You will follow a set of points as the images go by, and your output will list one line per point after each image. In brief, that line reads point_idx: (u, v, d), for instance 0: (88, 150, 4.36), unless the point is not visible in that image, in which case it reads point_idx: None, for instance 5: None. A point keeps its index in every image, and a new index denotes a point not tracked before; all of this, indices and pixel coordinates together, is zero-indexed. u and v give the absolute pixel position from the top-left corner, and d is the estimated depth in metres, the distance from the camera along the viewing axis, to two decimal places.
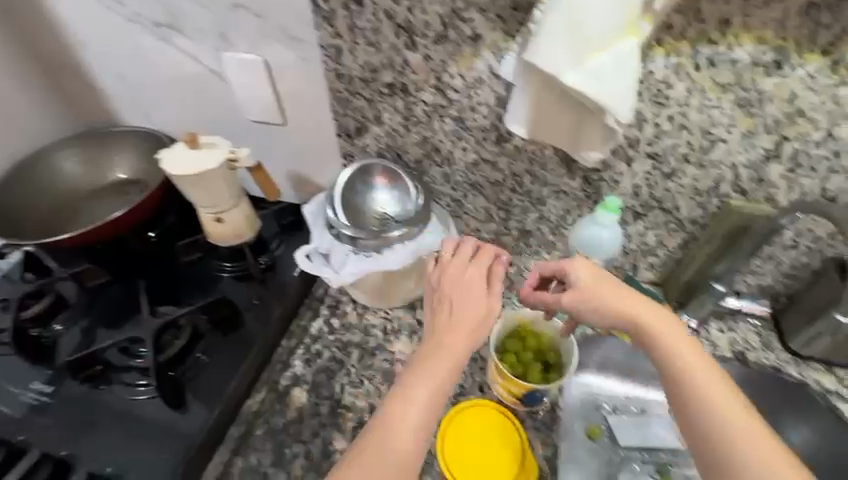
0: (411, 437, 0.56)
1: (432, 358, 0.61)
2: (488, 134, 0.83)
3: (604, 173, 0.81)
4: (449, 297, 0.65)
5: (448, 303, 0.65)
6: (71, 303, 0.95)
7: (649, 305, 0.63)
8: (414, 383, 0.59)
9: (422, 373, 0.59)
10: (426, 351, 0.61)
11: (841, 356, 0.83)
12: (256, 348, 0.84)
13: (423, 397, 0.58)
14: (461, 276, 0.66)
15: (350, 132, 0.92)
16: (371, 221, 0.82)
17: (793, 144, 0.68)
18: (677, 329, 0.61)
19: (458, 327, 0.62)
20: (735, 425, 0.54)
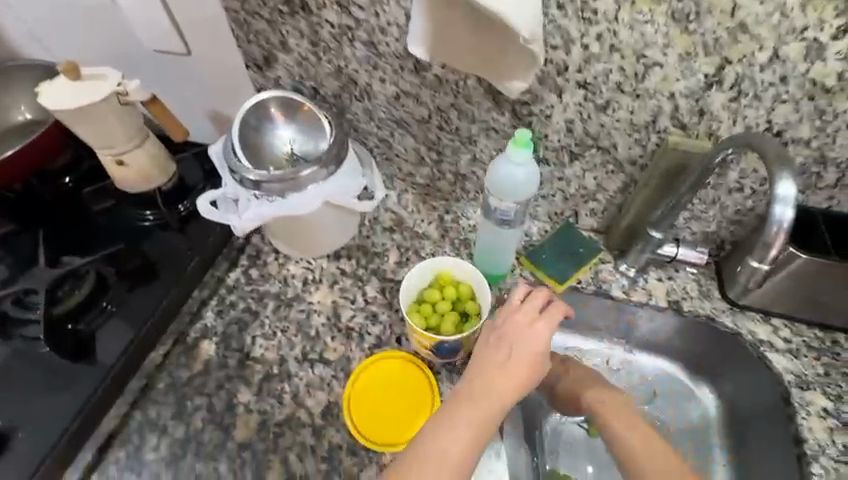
0: (418, 463, 0.60)
1: (496, 390, 0.64)
2: (405, 61, 0.73)
3: (534, 106, 0.72)
4: (521, 335, 0.66)
5: (511, 344, 0.66)
6: None
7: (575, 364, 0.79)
8: (474, 411, 0.63)
9: (477, 406, 0.63)
10: (489, 381, 0.64)
11: (780, 305, 0.78)
12: (164, 306, 0.79)
13: (482, 422, 0.63)
14: (528, 327, 0.66)
15: (258, 61, 0.81)
16: (274, 161, 0.75)
17: (735, 67, 0.60)
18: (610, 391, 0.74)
19: (512, 373, 0.65)
20: (649, 462, 0.67)
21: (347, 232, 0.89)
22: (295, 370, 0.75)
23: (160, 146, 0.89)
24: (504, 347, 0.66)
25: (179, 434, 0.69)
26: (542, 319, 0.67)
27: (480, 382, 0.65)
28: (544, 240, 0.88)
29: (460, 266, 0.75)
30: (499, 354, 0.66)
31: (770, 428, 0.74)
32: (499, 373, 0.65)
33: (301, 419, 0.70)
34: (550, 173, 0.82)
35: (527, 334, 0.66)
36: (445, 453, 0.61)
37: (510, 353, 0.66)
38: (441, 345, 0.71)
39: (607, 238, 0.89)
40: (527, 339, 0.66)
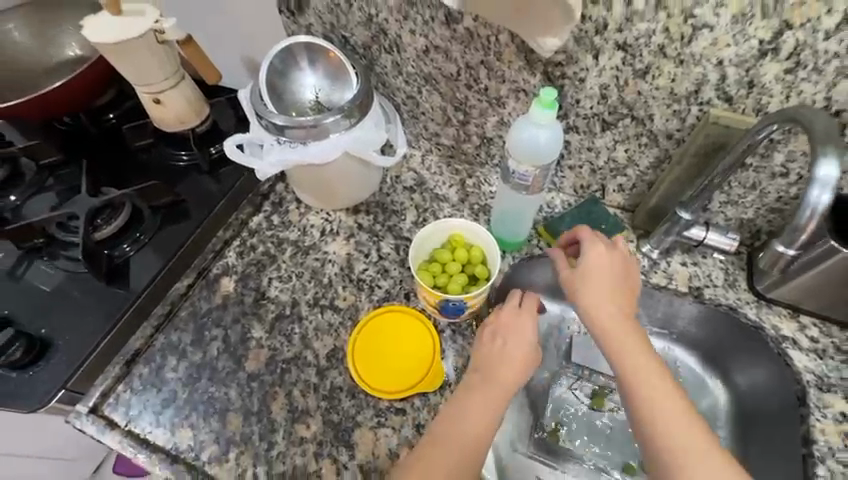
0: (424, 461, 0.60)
1: (501, 383, 0.64)
2: (437, 13, 0.71)
3: (568, 67, 0.68)
4: (517, 329, 0.67)
5: (507, 340, 0.67)
6: (27, 179, 0.94)
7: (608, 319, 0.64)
8: (475, 405, 0.62)
9: (477, 399, 0.63)
10: (493, 373, 0.64)
11: (812, 302, 0.73)
12: (192, 239, 0.86)
13: (490, 415, 0.62)
14: (514, 321, 0.68)
15: (291, 6, 0.81)
16: (299, 108, 0.76)
17: (795, 34, 0.54)
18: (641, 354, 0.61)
19: (507, 362, 0.65)
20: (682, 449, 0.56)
21: (367, 189, 0.89)
22: (305, 314, 0.78)
23: (193, 89, 0.92)
24: (500, 343, 0.67)
25: (196, 358, 0.74)
26: (526, 311, 0.69)
27: (482, 375, 0.65)
28: (565, 213, 0.86)
29: (473, 229, 0.75)
30: (495, 348, 0.66)
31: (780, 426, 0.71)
32: (501, 364, 0.65)
33: (307, 359, 0.73)
34: (579, 142, 0.78)
35: (516, 326, 0.67)
36: (459, 450, 0.60)
37: (506, 346, 0.66)
38: (446, 304, 0.71)
39: (633, 217, 0.85)
40: (521, 330, 0.67)
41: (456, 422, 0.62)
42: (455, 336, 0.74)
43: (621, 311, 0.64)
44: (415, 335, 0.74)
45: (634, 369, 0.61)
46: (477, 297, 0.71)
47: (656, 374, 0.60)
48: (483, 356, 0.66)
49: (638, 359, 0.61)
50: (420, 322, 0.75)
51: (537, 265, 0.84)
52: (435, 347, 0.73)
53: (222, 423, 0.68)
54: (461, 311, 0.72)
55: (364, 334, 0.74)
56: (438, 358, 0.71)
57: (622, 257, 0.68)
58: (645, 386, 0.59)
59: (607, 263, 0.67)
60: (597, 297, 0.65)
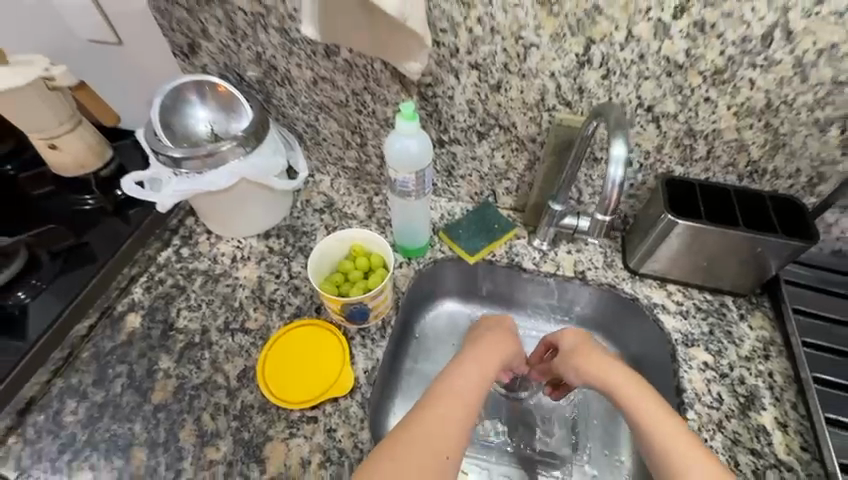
0: (423, 422, 0.58)
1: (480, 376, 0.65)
2: (316, 48, 0.78)
3: (436, 87, 0.78)
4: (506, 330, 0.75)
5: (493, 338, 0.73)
6: None
7: (579, 339, 0.74)
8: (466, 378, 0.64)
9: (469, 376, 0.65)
10: (476, 357, 0.67)
11: (675, 272, 0.84)
12: (97, 277, 0.83)
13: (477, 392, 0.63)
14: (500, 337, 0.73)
15: (184, 49, 0.86)
16: (197, 141, 0.80)
17: (600, 47, 0.65)
18: (627, 384, 0.65)
19: (491, 358, 0.69)
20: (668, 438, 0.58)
21: (275, 214, 0.93)
22: (215, 339, 0.78)
23: (95, 134, 0.94)
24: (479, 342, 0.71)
25: (98, 398, 0.72)
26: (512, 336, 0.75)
27: (471, 364, 0.66)
28: (463, 217, 0.94)
29: (370, 238, 0.81)
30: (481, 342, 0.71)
31: (664, 381, 0.78)
32: (489, 350, 0.70)
33: (217, 382, 0.73)
34: (464, 153, 0.87)
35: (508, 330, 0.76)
36: (445, 431, 0.57)
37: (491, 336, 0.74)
38: (348, 308, 0.75)
39: (523, 215, 0.94)
40: (505, 341, 0.73)
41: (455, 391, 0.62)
42: (365, 341, 0.77)
43: (596, 359, 0.70)
44: (324, 344, 0.77)
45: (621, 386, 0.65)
46: (374, 297, 0.75)
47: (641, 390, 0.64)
48: (480, 353, 0.69)
49: (606, 373, 0.67)
50: (329, 333, 0.78)
51: (442, 268, 0.92)
52: (344, 354, 0.75)
53: (126, 459, 0.67)
54: (365, 313, 0.76)
55: (273, 351, 0.76)
56: (347, 364, 0.74)
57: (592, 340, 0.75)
58: (647, 408, 0.62)
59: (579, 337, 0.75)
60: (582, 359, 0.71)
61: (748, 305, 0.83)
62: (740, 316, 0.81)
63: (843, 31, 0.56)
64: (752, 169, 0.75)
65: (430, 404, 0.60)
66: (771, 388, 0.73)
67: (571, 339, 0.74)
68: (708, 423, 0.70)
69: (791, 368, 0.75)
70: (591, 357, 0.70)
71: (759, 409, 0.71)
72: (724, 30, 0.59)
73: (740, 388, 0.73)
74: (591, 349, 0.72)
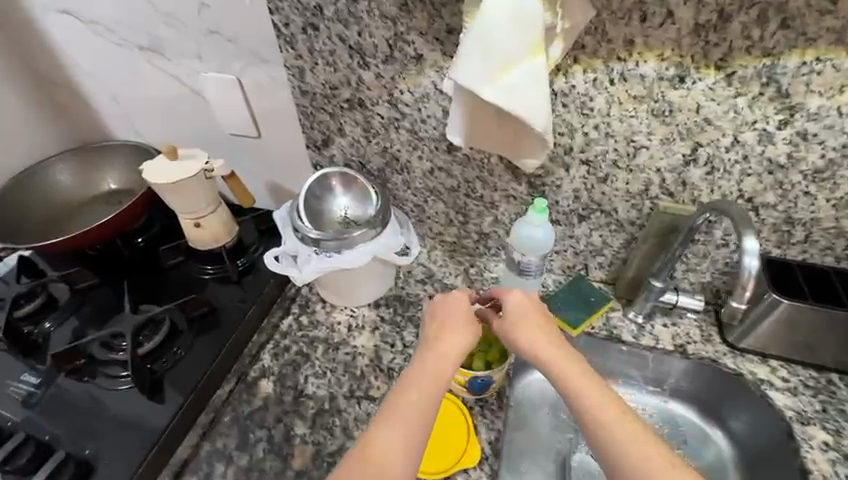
0: (390, 435, 0.60)
1: (433, 369, 0.66)
2: (440, 144, 0.90)
3: (546, 178, 0.88)
4: (454, 306, 0.74)
5: (449, 319, 0.72)
6: (72, 310, 1.02)
7: (523, 307, 0.73)
8: (417, 378, 0.65)
9: (420, 375, 0.66)
10: (431, 351, 0.68)
11: (775, 347, 0.87)
12: (231, 341, 0.92)
13: (428, 392, 0.64)
14: (448, 317, 0.72)
15: (317, 143, 1.00)
16: (330, 223, 0.91)
17: (706, 149, 0.74)
18: (574, 372, 0.65)
19: (442, 349, 0.68)
20: (605, 423, 0.60)
21: (384, 284, 1.01)
22: (343, 406, 0.84)
23: (225, 211, 1.06)
24: (438, 325, 0.72)
25: (243, 462, 0.78)
26: (466, 314, 0.73)
27: (427, 359, 0.68)
28: (558, 290, 1.00)
29: None
30: (436, 331, 0.71)
31: (779, 464, 0.80)
32: (440, 344, 0.69)
33: (351, 449, 0.78)
34: (562, 232, 0.95)
35: (458, 310, 0.73)
36: (402, 444, 0.60)
37: (446, 315, 0.73)
38: (472, 380, 0.80)
39: (615, 288, 1.00)
40: (455, 325, 0.71)
41: (408, 395, 0.63)
42: (484, 411, 0.82)
43: (535, 339, 0.69)
44: (451, 419, 0.81)
45: (566, 373, 0.65)
46: (496, 370, 0.80)
47: (587, 380, 0.64)
48: (436, 345, 0.69)
49: (549, 357, 0.67)
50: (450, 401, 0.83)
51: None
52: (468, 425, 0.80)
53: None
54: (485, 385, 0.81)
55: None
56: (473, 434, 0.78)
57: (541, 305, 0.74)
58: (588, 394, 0.63)
59: (508, 303, 0.73)
60: (529, 336, 0.70)
61: None
62: None
63: None
64: None
65: (386, 417, 0.62)
66: None
67: (515, 308, 0.73)
68: None
69: None
70: (528, 332, 0.70)
71: None
72: (825, 139, 0.68)
73: None
74: (530, 323, 0.71)
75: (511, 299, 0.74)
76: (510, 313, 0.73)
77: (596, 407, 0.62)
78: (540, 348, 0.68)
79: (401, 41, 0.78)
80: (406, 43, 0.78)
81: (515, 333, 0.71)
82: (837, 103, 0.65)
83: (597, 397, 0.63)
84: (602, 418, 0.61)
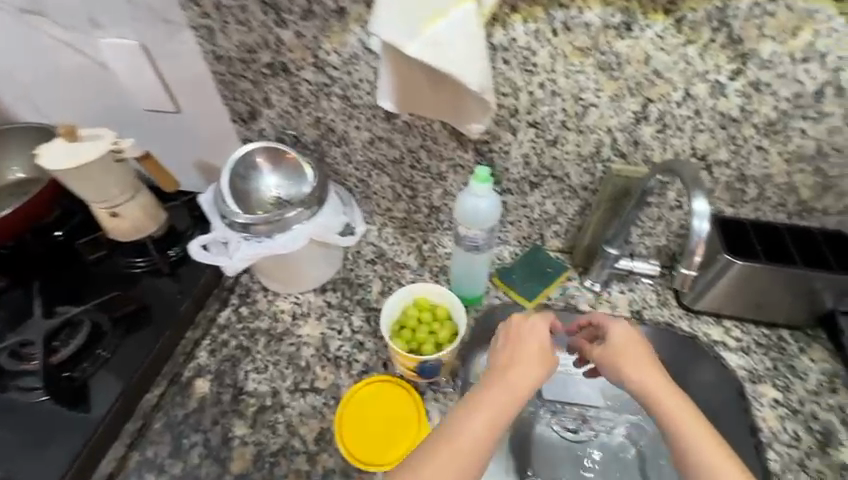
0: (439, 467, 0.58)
1: (500, 403, 0.62)
2: (377, 111, 0.82)
3: (493, 144, 0.81)
4: (535, 330, 0.68)
5: (523, 350, 0.66)
6: None
7: (626, 336, 0.69)
8: (479, 412, 0.61)
9: (488, 407, 0.61)
10: (501, 379, 0.64)
11: (730, 308, 0.85)
12: (162, 344, 0.83)
13: (495, 423, 0.61)
14: (527, 341, 0.67)
15: (243, 115, 0.89)
16: (261, 205, 0.82)
17: (657, 105, 0.69)
18: (671, 401, 0.63)
19: (508, 383, 0.63)
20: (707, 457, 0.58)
21: (330, 268, 0.94)
22: (287, 401, 0.79)
23: (150, 198, 0.95)
24: (516, 354, 0.66)
25: (177, 470, 0.73)
26: (531, 335, 0.67)
27: (491, 390, 0.63)
28: (514, 262, 0.96)
29: (435, 291, 0.83)
30: (506, 363, 0.66)
31: (732, 424, 0.78)
32: (512, 372, 0.64)
33: (295, 447, 0.73)
34: (515, 201, 0.90)
35: (540, 337, 0.67)
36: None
37: (529, 342, 0.67)
38: (420, 364, 0.76)
39: (571, 256, 0.96)
40: (528, 355, 0.66)
41: (468, 431, 0.60)
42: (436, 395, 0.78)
43: (641, 364, 0.66)
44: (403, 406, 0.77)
45: (664, 403, 0.63)
46: (446, 353, 0.76)
47: (684, 409, 0.62)
48: (504, 376, 0.64)
49: (644, 382, 0.64)
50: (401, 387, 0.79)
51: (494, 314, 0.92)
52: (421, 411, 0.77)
53: None
54: (436, 369, 0.77)
55: (350, 411, 0.77)
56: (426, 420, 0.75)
57: (643, 341, 0.69)
58: (686, 427, 0.61)
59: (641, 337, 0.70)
60: (633, 366, 0.66)
61: (805, 337, 0.84)
62: (801, 349, 0.83)
63: None
64: (801, 208, 0.78)
65: (439, 450, 0.59)
66: (845, 423, 0.75)
67: (621, 333, 0.69)
68: (790, 463, 0.72)
69: None
70: (630, 357, 0.67)
71: (836, 445, 0.73)
72: (778, 89, 0.64)
73: (814, 424, 0.75)
74: (635, 350, 0.67)
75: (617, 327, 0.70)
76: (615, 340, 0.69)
77: (691, 434, 0.60)
78: (649, 371, 0.65)
79: None
80: None
81: (621, 360, 0.67)
82: (790, 49, 0.60)
83: (690, 426, 0.61)
84: (686, 447, 0.60)
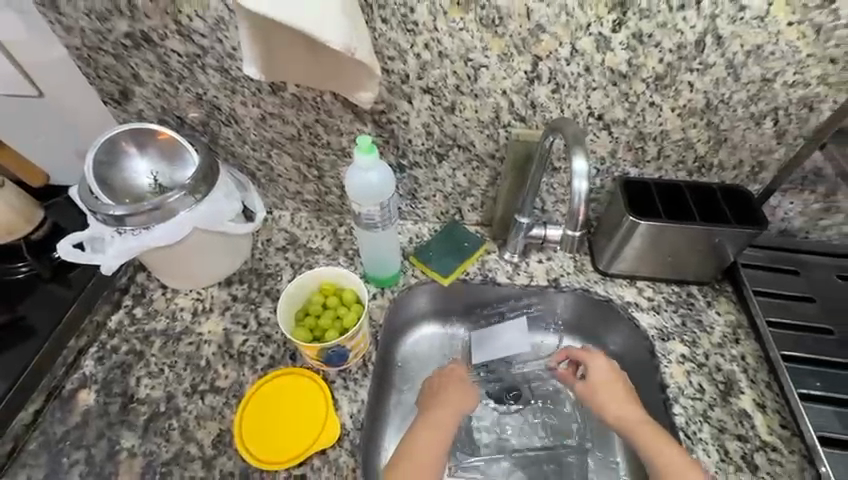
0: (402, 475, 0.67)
1: (441, 429, 0.72)
2: (261, 84, 0.75)
3: (390, 114, 0.76)
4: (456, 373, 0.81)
5: (450, 390, 0.78)
6: None
7: (610, 376, 0.75)
8: (422, 431, 0.72)
9: (432, 426, 0.73)
10: (445, 405, 0.75)
11: (641, 269, 0.85)
12: (37, 358, 0.75)
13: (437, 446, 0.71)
14: (459, 381, 0.79)
15: (115, 96, 0.80)
16: (140, 195, 0.74)
17: (547, 63, 0.66)
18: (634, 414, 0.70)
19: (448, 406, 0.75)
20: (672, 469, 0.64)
21: (233, 259, 0.87)
22: (183, 405, 0.72)
23: (21, 197, 0.85)
24: (442, 390, 0.78)
25: None
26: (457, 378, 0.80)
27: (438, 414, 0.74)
28: (432, 238, 0.93)
29: (340, 275, 0.77)
30: (441, 389, 0.78)
31: (646, 381, 0.80)
32: (451, 398, 0.76)
33: (190, 453, 0.68)
34: (425, 175, 0.86)
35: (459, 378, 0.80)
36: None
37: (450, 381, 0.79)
38: (324, 353, 0.71)
39: (490, 229, 0.94)
40: (460, 390, 0.78)
41: (415, 442, 0.71)
42: (346, 383, 0.74)
43: (621, 402, 0.72)
44: (308, 397, 0.72)
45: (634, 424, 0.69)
46: (350, 336, 0.72)
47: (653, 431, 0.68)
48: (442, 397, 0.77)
49: (621, 412, 0.71)
50: (308, 378, 0.74)
51: (414, 293, 0.89)
52: (327, 400, 0.72)
53: None
54: (343, 356, 0.73)
55: (250, 407, 0.71)
56: (332, 408, 0.71)
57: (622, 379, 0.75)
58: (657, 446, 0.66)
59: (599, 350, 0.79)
60: (610, 400, 0.73)
61: (713, 291, 0.85)
62: (707, 303, 0.84)
63: (767, 33, 0.61)
64: (700, 164, 0.77)
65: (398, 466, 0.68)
66: (746, 371, 0.76)
67: (600, 372, 0.75)
68: (694, 415, 0.72)
69: (760, 348, 0.78)
70: (608, 391, 0.73)
71: (738, 394, 0.74)
72: (661, 40, 0.62)
73: (718, 375, 0.76)
74: (612, 393, 0.73)
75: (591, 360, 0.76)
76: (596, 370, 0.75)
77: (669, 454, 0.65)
78: (621, 405, 0.72)
79: None
80: None
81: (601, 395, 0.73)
82: None
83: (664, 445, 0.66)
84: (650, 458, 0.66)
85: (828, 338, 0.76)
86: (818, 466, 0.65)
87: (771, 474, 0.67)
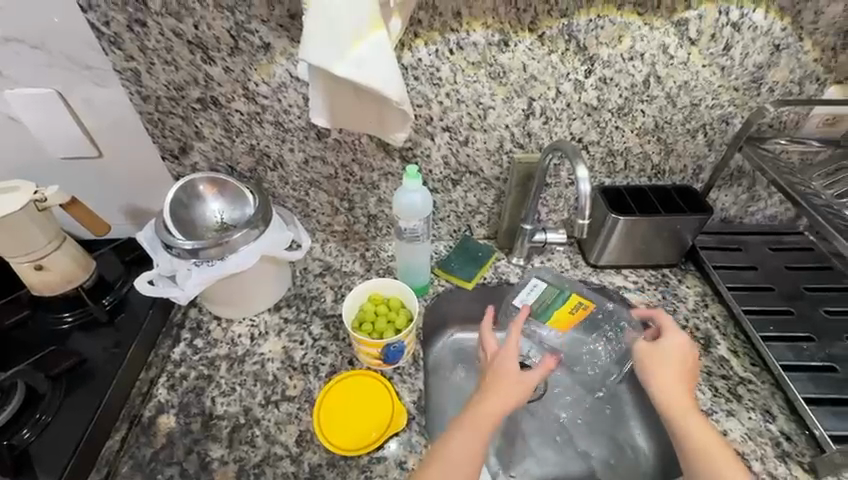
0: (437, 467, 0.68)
1: (477, 421, 0.71)
2: (308, 133, 0.90)
3: (416, 150, 0.93)
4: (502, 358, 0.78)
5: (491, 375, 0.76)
6: None
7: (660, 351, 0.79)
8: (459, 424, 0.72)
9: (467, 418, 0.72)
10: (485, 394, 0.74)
11: (624, 259, 1.05)
12: (111, 390, 0.81)
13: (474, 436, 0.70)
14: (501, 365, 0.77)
15: (174, 152, 0.92)
16: (205, 231, 0.85)
17: (539, 102, 0.87)
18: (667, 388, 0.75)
19: (486, 395, 0.74)
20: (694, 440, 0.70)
21: (279, 285, 0.96)
22: (261, 414, 0.81)
23: (79, 247, 0.92)
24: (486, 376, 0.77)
25: None
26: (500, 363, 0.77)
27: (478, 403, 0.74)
28: (449, 253, 1.08)
29: (386, 285, 0.91)
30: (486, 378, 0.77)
31: None
32: (490, 388, 0.74)
33: (277, 453, 0.76)
34: (442, 199, 1.03)
35: (504, 367, 0.76)
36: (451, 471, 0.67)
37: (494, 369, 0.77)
38: (385, 349, 0.83)
39: (497, 240, 1.11)
40: (501, 380, 0.75)
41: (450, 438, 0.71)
42: (403, 377, 0.86)
43: (666, 376, 0.76)
44: (373, 392, 0.83)
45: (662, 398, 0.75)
46: (406, 334, 0.84)
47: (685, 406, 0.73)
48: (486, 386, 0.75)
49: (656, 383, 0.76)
50: (370, 376, 0.85)
51: (443, 301, 1.03)
52: (391, 392, 0.83)
53: None
54: (399, 352, 0.84)
55: (324, 406, 0.81)
56: (397, 396, 0.82)
57: (680, 354, 0.78)
58: (682, 419, 0.72)
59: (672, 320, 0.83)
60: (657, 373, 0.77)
61: (680, 271, 1.06)
62: (679, 280, 1.04)
63: (690, 72, 0.85)
64: (656, 171, 1.00)
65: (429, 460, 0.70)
66: (717, 326, 0.96)
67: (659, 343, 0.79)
68: None
69: (724, 309, 0.99)
70: (654, 365, 0.78)
71: (715, 344, 0.93)
72: (619, 81, 0.85)
73: (698, 332, 0.95)
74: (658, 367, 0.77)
75: (670, 340, 0.80)
76: (668, 351, 0.78)
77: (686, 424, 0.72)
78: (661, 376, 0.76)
79: (243, 31, 0.76)
80: (250, 32, 0.76)
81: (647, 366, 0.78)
82: (619, 51, 0.82)
83: (689, 415, 0.73)
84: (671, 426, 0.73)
85: (771, 293, 0.97)
86: (785, 387, 0.84)
87: (751, 399, 0.85)
